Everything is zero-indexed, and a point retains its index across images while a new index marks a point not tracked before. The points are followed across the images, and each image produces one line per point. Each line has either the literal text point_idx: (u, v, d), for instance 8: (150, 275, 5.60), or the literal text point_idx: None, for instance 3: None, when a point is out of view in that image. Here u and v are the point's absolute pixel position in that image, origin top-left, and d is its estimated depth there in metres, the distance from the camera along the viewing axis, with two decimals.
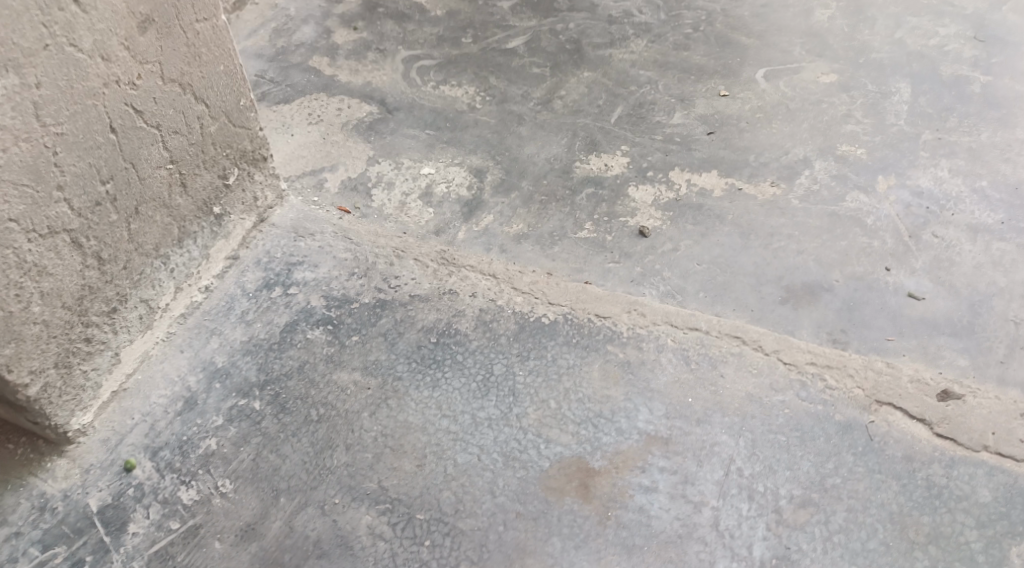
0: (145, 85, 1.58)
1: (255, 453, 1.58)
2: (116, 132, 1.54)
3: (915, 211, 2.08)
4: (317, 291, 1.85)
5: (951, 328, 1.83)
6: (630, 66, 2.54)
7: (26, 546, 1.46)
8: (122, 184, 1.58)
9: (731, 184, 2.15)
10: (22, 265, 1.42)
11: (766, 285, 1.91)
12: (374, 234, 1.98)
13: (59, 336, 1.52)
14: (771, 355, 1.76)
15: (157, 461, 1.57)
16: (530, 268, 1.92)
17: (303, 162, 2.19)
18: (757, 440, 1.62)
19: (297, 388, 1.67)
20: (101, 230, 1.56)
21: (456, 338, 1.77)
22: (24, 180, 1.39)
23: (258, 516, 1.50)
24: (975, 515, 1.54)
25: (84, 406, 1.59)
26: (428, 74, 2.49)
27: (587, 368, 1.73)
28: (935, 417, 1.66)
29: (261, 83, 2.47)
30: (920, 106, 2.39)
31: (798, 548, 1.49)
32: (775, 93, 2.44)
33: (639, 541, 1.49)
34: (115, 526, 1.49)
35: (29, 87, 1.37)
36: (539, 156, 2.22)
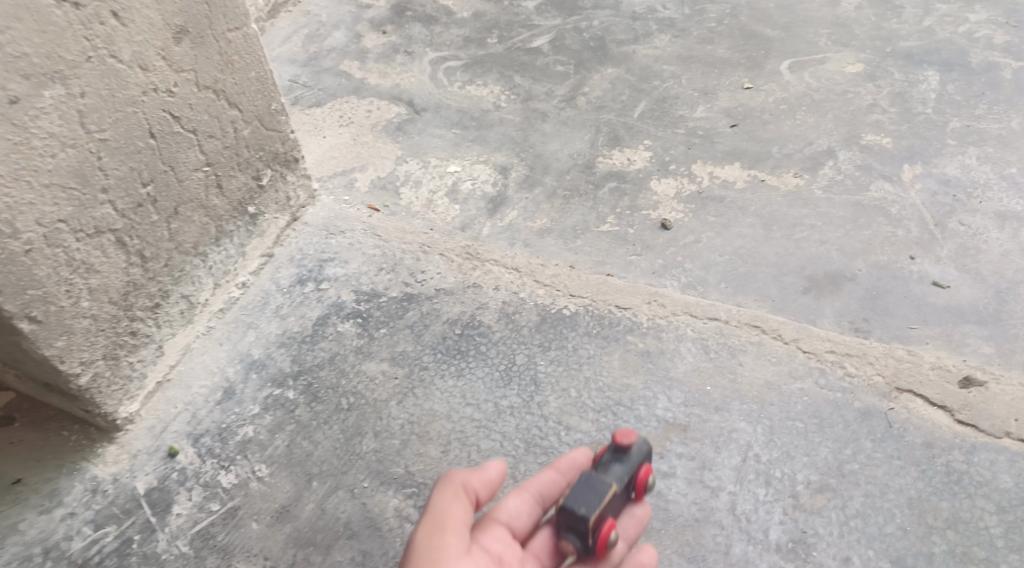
0: (182, 92, 1.65)
1: (289, 441, 1.65)
2: (155, 137, 1.62)
3: (941, 199, 2.08)
4: (347, 286, 1.92)
5: (976, 316, 1.83)
6: (654, 62, 2.57)
7: (79, 526, 1.54)
8: (162, 186, 1.66)
9: (754, 176, 2.17)
10: (72, 262, 1.51)
11: (788, 275, 1.93)
12: (401, 231, 2.04)
13: (107, 330, 1.60)
14: (791, 344, 1.78)
15: (198, 447, 1.64)
16: (553, 262, 1.97)
17: (334, 162, 2.26)
18: (775, 426, 1.65)
19: (327, 378, 1.74)
20: (143, 230, 1.64)
21: (479, 329, 1.82)
22: (71, 184, 1.47)
23: (291, 499, 1.57)
24: (995, 500, 1.54)
25: (130, 395, 1.67)
26: (455, 74, 2.54)
27: (608, 357, 1.77)
28: (956, 404, 1.67)
29: (295, 87, 2.54)
30: (949, 93, 2.38)
31: (815, 531, 1.51)
32: (800, 85, 2.45)
33: (657, 524, 1.53)
34: (160, 508, 1.56)
35: (74, 96, 1.45)
36: (562, 152, 2.26)
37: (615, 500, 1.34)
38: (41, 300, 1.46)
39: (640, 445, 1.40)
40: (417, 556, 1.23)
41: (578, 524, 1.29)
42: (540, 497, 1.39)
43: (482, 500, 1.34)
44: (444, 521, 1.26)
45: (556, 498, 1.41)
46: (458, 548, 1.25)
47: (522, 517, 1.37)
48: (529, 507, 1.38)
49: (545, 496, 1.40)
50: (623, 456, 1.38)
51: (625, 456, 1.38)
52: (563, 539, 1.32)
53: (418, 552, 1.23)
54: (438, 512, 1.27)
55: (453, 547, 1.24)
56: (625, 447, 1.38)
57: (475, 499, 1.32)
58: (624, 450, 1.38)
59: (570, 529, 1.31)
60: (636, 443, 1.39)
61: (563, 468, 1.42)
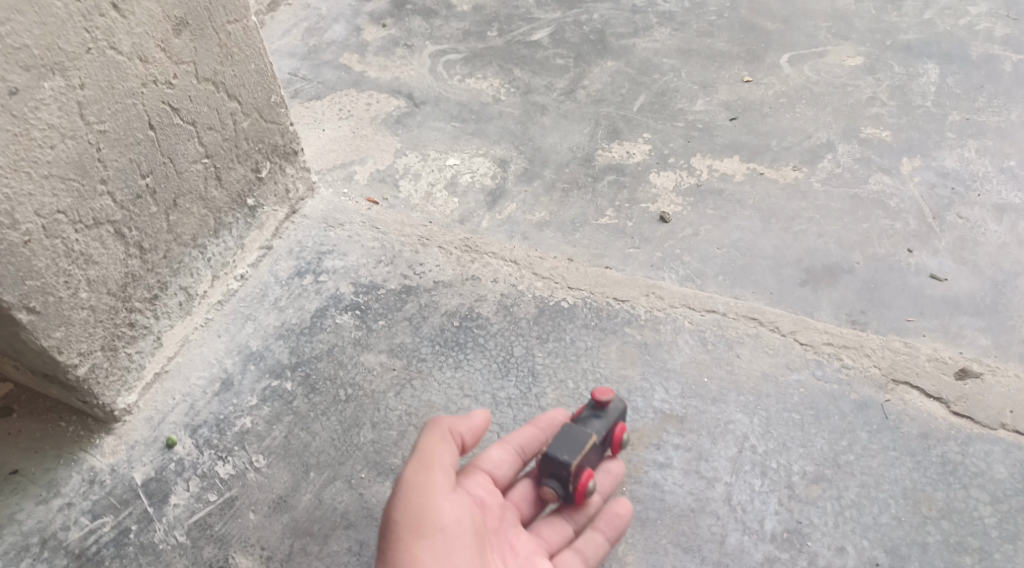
0: (181, 84, 1.66)
1: (287, 431, 1.66)
2: (154, 129, 1.62)
3: (940, 191, 2.08)
4: (346, 278, 1.92)
5: (973, 308, 1.83)
6: (654, 55, 2.57)
7: (77, 516, 1.55)
8: (161, 178, 1.67)
9: (752, 169, 2.17)
10: (70, 253, 1.52)
11: (786, 268, 1.93)
12: (400, 223, 2.05)
13: (106, 321, 1.61)
14: (788, 336, 1.79)
15: (196, 438, 1.65)
16: (551, 254, 1.98)
17: (334, 155, 2.27)
18: (771, 418, 1.65)
19: (326, 369, 1.75)
20: (142, 221, 1.65)
21: (477, 321, 1.83)
22: (70, 175, 1.48)
23: (289, 489, 1.58)
24: (989, 491, 1.55)
25: (129, 386, 1.68)
26: (455, 68, 2.55)
27: (605, 349, 1.78)
28: (952, 395, 1.68)
29: (294, 80, 2.54)
30: (948, 86, 2.38)
31: (810, 521, 1.52)
32: (799, 78, 2.45)
33: (653, 515, 1.54)
34: (157, 498, 1.57)
35: (74, 88, 1.45)
36: (561, 145, 2.27)
37: (594, 451, 1.43)
38: (40, 290, 1.47)
39: (617, 404, 1.50)
40: (407, 491, 1.30)
41: (561, 470, 1.38)
42: (520, 450, 1.46)
43: (466, 446, 1.41)
44: (433, 462, 1.32)
45: (534, 454, 1.49)
46: (445, 486, 1.32)
47: (503, 467, 1.44)
48: (510, 458, 1.45)
49: (525, 450, 1.47)
50: (602, 413, 1.48)
51: (603, 412, 1.48)
52: (543, 486, 1.41)
53: (408, 488, 1.30)
54: (427, 453, 1.33)
55: (441, 485, 1.31)
56: (604, 404, 1.48)
57: (462, 443, 1.39)
58: (603, 406, 1.48)
59: (553, 476, 1.40)
60: (614, 401, 1.49)
61: (544, 424, 1.49)
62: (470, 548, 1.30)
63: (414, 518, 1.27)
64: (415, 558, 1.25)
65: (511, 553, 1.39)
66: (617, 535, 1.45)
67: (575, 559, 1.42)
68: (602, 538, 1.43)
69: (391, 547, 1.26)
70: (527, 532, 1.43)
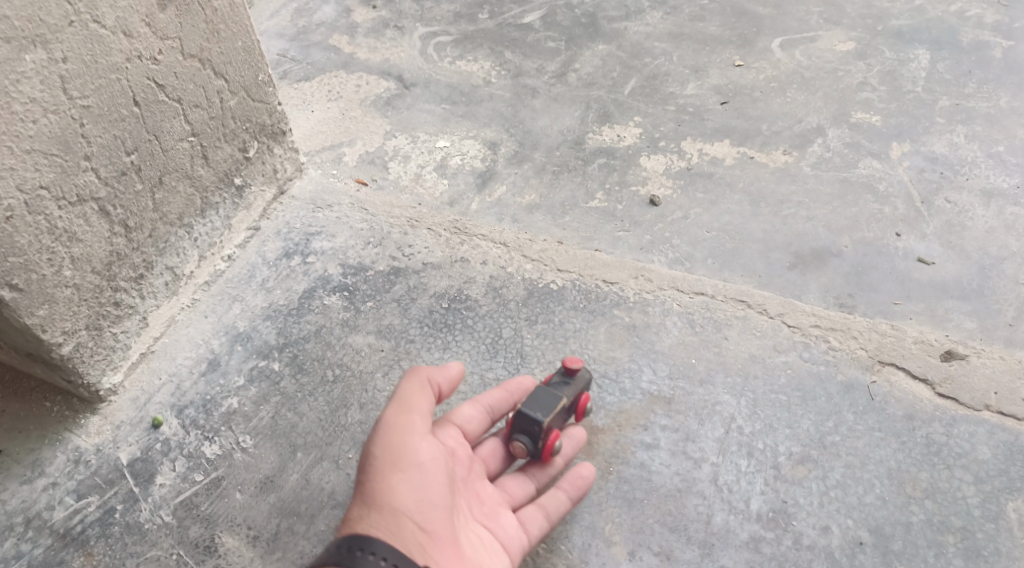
0: (166, 60, 1.64)
1: (274, 412, 1.66)
2: (139, 106, 1.61)
3: (928, 176, 2.09)
4: (334, 260, 1.92)
5: (960, 292, 1.84)
6: (645, 38, 2.57)
7: (62, 496, 1.55)
8: (146, 155, 1.65)
9: (743, 153, 2.18)
10: (54, 231, 1.51)
11: (775, 252, 1.93)
12: (389, 205, 2.05)
13: (90, 300, 1.60)
14: (775, 319, 1.79)
15: (182, 418, 1.65)
16: (541, 237, 1.98)
17: (322, 137, 2.26)
18: (758, 399, 1.66)
19: (314, 350, 1.75)
20: (127, 199, 1.64)
21: (466, 303, 1.83)
22: (52, 150, 1.47)
23: (276, 469, 1.58)
24: (973, 471, 1.57)
25: (114, 366, 1.67)
26: (445, 50, 2.54)
27: (593, 331, 1.78)
28: (937, 377, 1.69)
29: (283, 61, 2.53)
30: (938, 72, 2.39)
31: (795, 502, 1.53)
32: (790, 62, 2.45)
33: (640, 495, 1.55)
34: (143, 478, 1.57)
35: (56, 61, 1.44)
36: (551, 128, 2.26)
37: (562, 413, 1.48)
38: (22, 267, 1.46)
39: (585, 374, 1.56)
40: (386, 430, 1.38)
41: (534, 426, 1.43)
42: (490, 409, 1.53)
43: (442, 395, 1.47)
44: (411, 406, 1.40)
45: (504, 414, 1.55)
46: (423, 429, 1.39)
47: (474, 423, 1.50)
48: (480, 415, 1.51)
49: (495, 409, 1.53)
50: (570, 379, 1.53)
51: (572, 380, 1.53)
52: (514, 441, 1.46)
53: (387, 427, 1.38)
54: (405, 398, 1.41)
55: (419, 428, 1.39)
56: (573, 372, 1.53)
57: (438, 393, 1.46)
58: (572, 374, 1.54)
59: (523, 431, 1.45)
60: (583, 370, 1.55)
61: (513, 387, 1.55)
62: (443, 486, 1.38)
63: (392, 454, 1.36)
64: (391, 490, 1.33)
65: (478, 501, 1.44)
66: (579, 495, 1.48)
67: (537, 513, 1.45)
68: (564, 496, 1.47)
69: (369, 480, 1.35)
70: (494, 485, 1.48)
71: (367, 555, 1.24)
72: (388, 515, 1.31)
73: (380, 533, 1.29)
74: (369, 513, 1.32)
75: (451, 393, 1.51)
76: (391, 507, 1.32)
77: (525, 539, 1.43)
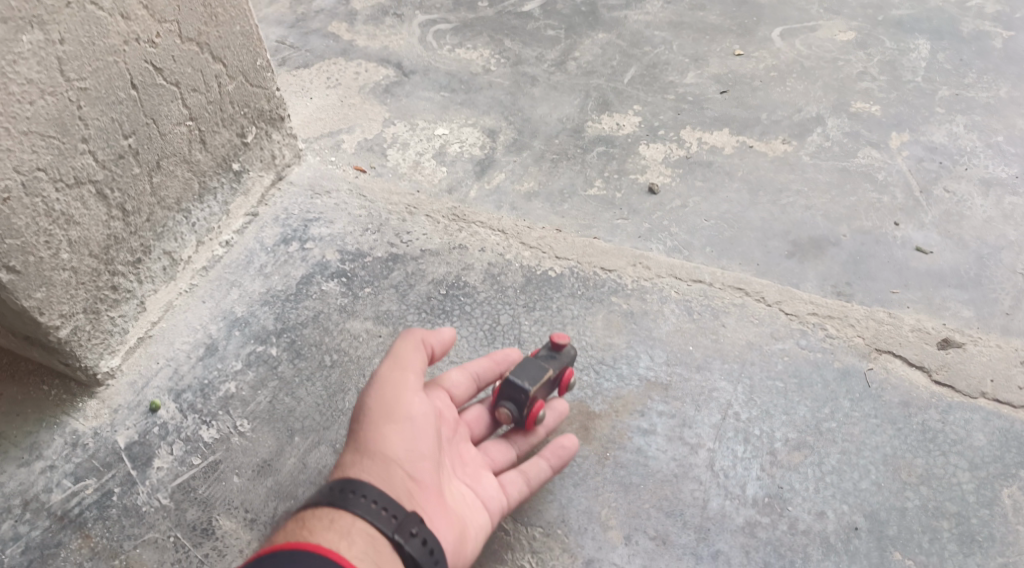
0: (164, 43, 1.64)
1: (272, 396, 1.66)
2: (137, 89, 1.61)
3: (927, 165, 2.09)
4: (332, 246, 1.92)
5: (957, 280, 1.85)
6: (645, 27, 2.56)
7: (60, 478, 1.56)
8: (144, 139, 1.65)
9: (742, 142, 2.17)
10: (51, 213, 1.51)
11: (773, 240, 1.94)
12: (387, 192, 2.05)
13: (88, 283, 1.61)
14: (773, 306, 1.79)
15: (180, 402, 1.66)
16: (539, 225, 1.98)
17: (321, 124, 2.26)
18: (755, 386, 1.67)
19: (311, 336, 1.75)
20: (124, 182, 1.64)
21: (464, 290, 1.83)
22: (50, 132, 1.47)
23: (274, 453, 1.59)
24: (968, 458, 1.57)
25: (112, 350, 1.67)
26: (444, 38, 2.53)
27: (591, 318, 1.78)
28: (934, 364, 1.69)
29: (282, 48, 2.53)
30: (939, 62, 2.38)
31: (790, 487, 1.54)
32: (790, 51, 2.44)
33: (636, 480, 1.55)
34: (141, 461, 1.58)
35: (53, 43, 1.44)
36: (550, 116, 2.26)
37: (547, 385, 1.50)
38: (20, 249, 1.47)
39: (572, 349, 1.56)
40: (380, 383, 1.41)
41: (520, 394, 1.45)
42: (476, 376, 1.56)
43: (435, 357, 1.49)
44: (406, 363, 1.43)
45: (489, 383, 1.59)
46: (417, 386, 1.42)
47: (461, 388, 1.54)
48: (466, 381, 1.55)
49: (481, 377, 1.56)
50: (556, 354, 1.54)
51: (558, 354, 1.53)
52: (500, 408, 1.48)
53: (382, 380, 1.41)
54: (399, 354, 1.43)
55: (413, 385, 1.42)
56: (560, 346, 1.54)
57: (430, 354, 1.47)
58: (559, 349, 1.54)
59: (509, 398, 1.47)
60: (570, 345, 1.55)
61: (499, 358, 1.58)
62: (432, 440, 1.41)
63: (386, 406, 1.39)
64: (383, 439, 1.37)
65: (461, 462, 1.48)
66: (560, 465, 1.50)
67: (518, 477, 1.48)
68: (545, 464, 1.49)
69: (362, 429, 1.38)
70: (476, 449, 1.51)
71: (359, 498, 1.29)
72: (379, 462, 1.35)
73: (371, 478, 1.33)
74: (362, 460, 1.35)
75: (441, 357, 1.53)
76: (383, 455, 1.36)
77: (505, 500, 1.46)
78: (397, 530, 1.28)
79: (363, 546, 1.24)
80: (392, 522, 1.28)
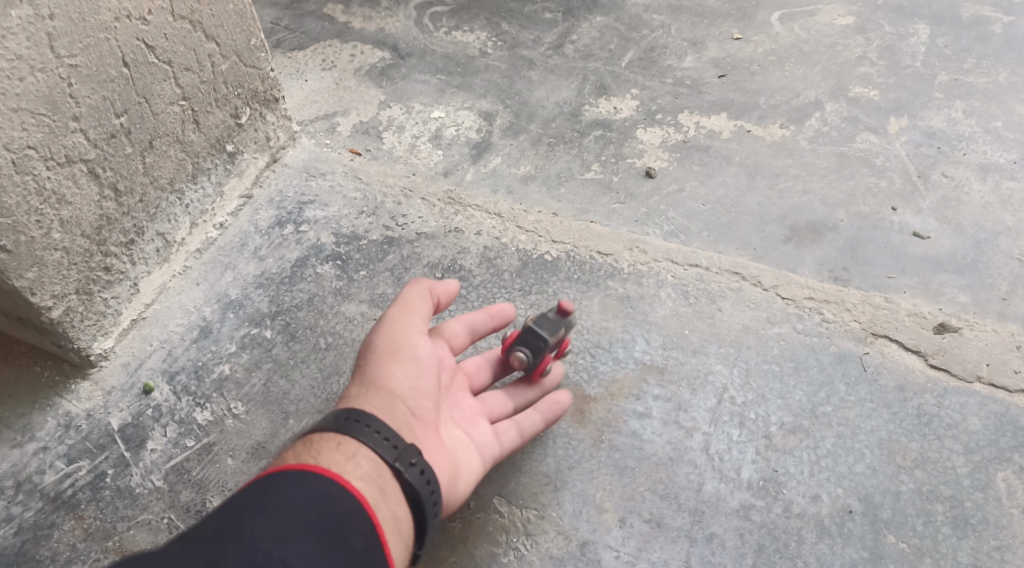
0: (156, 21, 1.62)
1: (266, 379, 1.66)
2: (128, 67, 1.59)
3: (925, 151, 2.08)
4: (327, 228, 1.91)
5: (954, 266, 1.84)
6: (644, 11, 2.54)
7: (53, 460, 1.56)
8: (136, 118, 1.64)
9: (740, 127, 2.16)
10: (42, 192, 1.49)
11: (770, 225, 1.93)
12: (383, 175, 2.04)
13: (80, 264, 1.60)
14: (770, 290, 1.79)
15: (173, 384, 1.65)
16: (536, 209, 1.97)
17: (316, 107, 2.24)
18: (751, 369, 1.66)
19: (306, 318, 1.75)
20: (116, 162, 1.63)
21: (460, 274, 1.83)
22: (40, 110, 1.45)
23: (268, 436, 1.58)
24: (963, 442, 1.57)
25: (105, 331, 1.67)
26: (441, 20, 2.51)
27: (587, 302, 1.78)
28: (930, 349, 1.69)
29: (277, 30, 2.51)
30: (938, 47, 2.37)
31: (785, 470, 1.54)
32: (789, 36, 2.43)
33: (631, 462, 1.55)
34: (135, 443, 1.57)
35: (43, 18, 1.42)
36: (548, 100, 2.24)
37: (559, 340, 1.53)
38: (10, 228, 1.46)
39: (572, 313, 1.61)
40: (388, 324, 1.48)
41: (539, 341, 1.47)
42: (475, 328, 1.59)
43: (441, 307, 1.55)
44: (413, 307, 1.49)
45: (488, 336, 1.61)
46: (422, 329, 1.49)
47: (460, 338, 1.57)
48: (466, 332, 1.58)
49: (479, 329, 1.59)
50: None
51: None
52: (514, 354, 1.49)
53: (390, 321, 1.48)
54: (406, 299, 1.50)
55: (418, 328, 1.48)
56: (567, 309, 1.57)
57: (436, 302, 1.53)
58: None
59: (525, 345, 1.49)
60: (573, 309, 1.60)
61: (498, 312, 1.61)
62: (433, 382, 1.47)
63: (392, 344, 1.46)
64: (388, 375, 1.43)
65: (459, 408, 1.52)
66: (553, 419, 1.53)
67: (512, 427, 1.51)
68: (539, 417, 1.51)
69: (367, 366, 1.45)
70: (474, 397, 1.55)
71: (362, 426, 1.35)
72: (383, 396, 1.41)
73: (374, 410, 1.40)
74: (366, 392, 1.42)
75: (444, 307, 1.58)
76: (385, 389, 1.42)
77: (498, 448, 1.49)
78: (398, 459, 1.33)
79: (366, 470, 1.31)
80: (393, 450, 1.34)
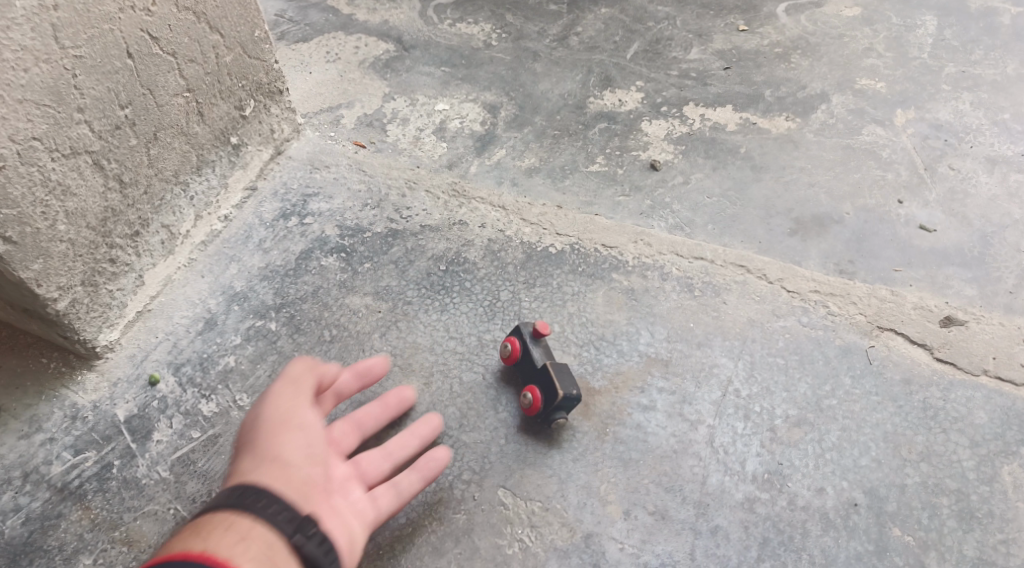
0: (160, 12, 1.62)
1: (271, 370, 1.66)
2: (133, 58, 1.59)
3: (932, 143, 2.07)
4: (332, 221, 1.91)
5: (961, 259, 1.83)
6: (649, 3, 2.53)
7: (60, 451, 1.56)
8: (140, 110, 1.64)
9: (745, 119, 2.15)
10: (47, 183, 1.50)
11: (775, 217, 1.92)
12: (387, 167, 2.03)
13: (85, 256, 1.60)
14: (775, 283, 1.78)
15: (179, 376, 1.65)
16: (540, 201, 1.96)
17: (321, 99, 2.23)
18: (756, 362, 1.66)
19: (311, 311, 1.75)
20: (121, 153, 1.63)
21: (464, 266, 1.82)
22: (45, 101, 1.45)
23: None
24: (969, 435, 1.57)
25: (111, 323, 1.67)
26: (445, 12, 2.51)
27: (592, 294, 1.77)
28: (936, 342, 1.68)
29: (281, 22, 2.50)
30: (946, 38, 2.35)
31: (790, 463, 1.54)
32: (795, 28, 2.41)
33: (635, 455, 1.55)
34: (141, 434, 1.58)
35: (47, 9, 1.42)
36: (552, 92, 2.24)
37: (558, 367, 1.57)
38: (16, 220, 1.46)
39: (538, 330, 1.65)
40: (272, 396, 1.40)
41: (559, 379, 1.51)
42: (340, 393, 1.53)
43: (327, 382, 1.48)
44: (297, 377, 1.43)
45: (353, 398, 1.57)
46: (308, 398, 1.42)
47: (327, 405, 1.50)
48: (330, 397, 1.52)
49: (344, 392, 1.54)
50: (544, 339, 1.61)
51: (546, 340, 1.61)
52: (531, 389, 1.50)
53: (274, 394, 1.40)
54: (291, 371, 1.43)
55: (305, 397, 1.41)
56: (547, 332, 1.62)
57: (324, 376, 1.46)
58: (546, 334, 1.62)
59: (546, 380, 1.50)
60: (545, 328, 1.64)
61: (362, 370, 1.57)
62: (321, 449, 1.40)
63: (279, 416, 1.38)
64: (277, 445, 1.35)
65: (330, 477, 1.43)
66: (432, 476, 1.48)
67: (389, 490, 1.44)
68: (417, 476, 1.46)
69: (251, 440, 1.36)
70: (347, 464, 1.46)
71: (257, 501, 1.25)
72: (273, 465, 1.32)
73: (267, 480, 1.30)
74: (253, 464, 1.32)
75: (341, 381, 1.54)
76: (275, 459, 1.33)
77: (376, 512, 1.41)
78: (296, 531, 1.25)
79: (258, 550, 1.20)
80: (291, 523, 1.26)
